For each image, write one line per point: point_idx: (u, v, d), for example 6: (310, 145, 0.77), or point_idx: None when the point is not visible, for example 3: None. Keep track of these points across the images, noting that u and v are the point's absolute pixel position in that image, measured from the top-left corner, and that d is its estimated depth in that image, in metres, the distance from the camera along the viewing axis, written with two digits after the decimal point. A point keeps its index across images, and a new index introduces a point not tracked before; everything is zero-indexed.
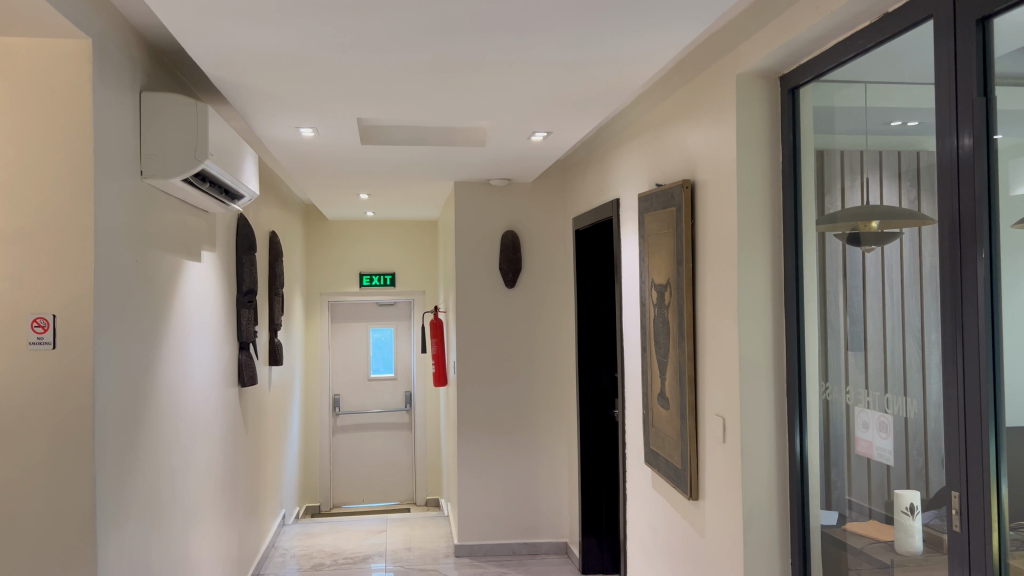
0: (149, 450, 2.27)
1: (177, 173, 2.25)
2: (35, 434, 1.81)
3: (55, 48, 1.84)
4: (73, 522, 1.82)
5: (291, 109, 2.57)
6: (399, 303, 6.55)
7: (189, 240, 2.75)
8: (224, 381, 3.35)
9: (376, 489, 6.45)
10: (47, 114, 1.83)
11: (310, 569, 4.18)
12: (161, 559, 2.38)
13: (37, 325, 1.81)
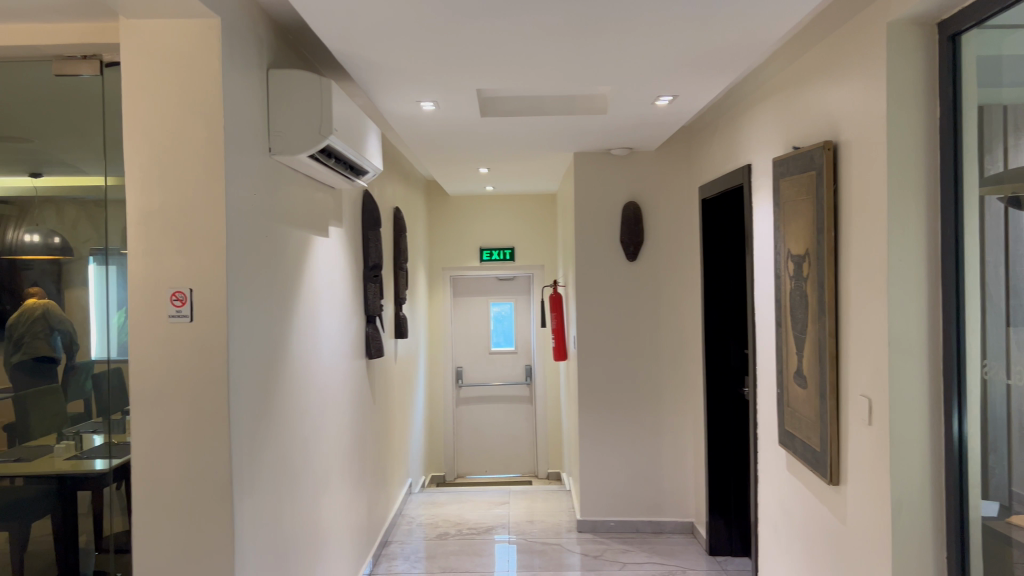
0: (282, 419, 2.33)
1: (304, 149, 2.28)
2: (176, 405, 1.89)
3: (183, 29, 1.88)
4: (212, 492, 1.89)
5: (411, 82, 2.55)
6: (519, 277, 6.54)
7: (316, 215, 2.80)
8: (352, 354, 3.44)
9: (499, 462, 6.52)
10: (178, 95, 1.88)
11: (436, 538, 4.27)
12: (294, 527, 2.45)
13: (175, 299, 1.88)
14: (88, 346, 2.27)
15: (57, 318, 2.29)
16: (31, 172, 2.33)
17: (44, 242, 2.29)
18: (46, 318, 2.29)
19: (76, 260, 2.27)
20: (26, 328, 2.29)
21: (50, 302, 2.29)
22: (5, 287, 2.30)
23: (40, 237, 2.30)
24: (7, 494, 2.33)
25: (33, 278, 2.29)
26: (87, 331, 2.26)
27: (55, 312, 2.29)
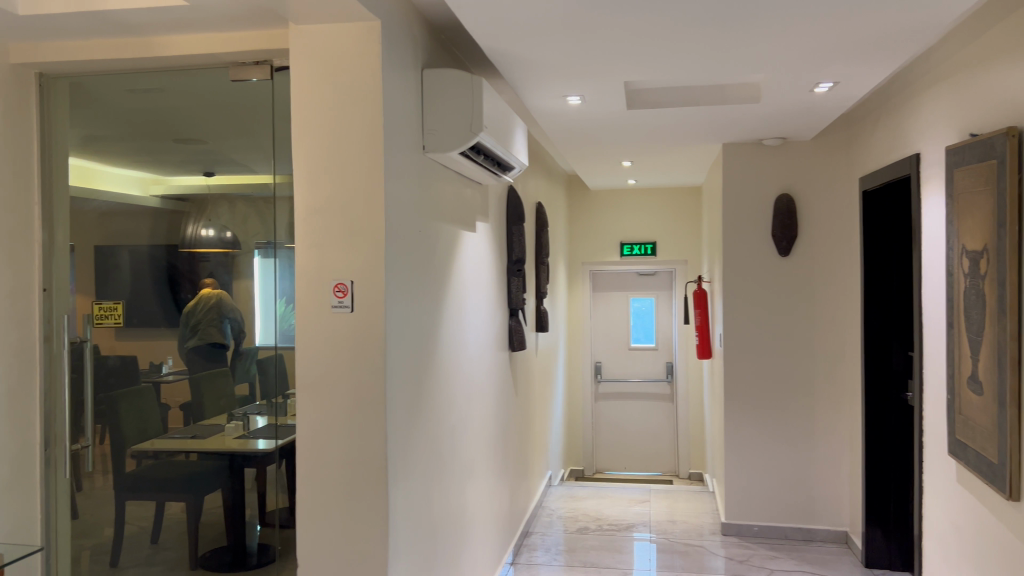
0: (432, 408, 2.41)
1: (456, 146, 2.33)
2: (337, 391, 1.99)
3: (347, 33, 1.97)
4: (369, 474, 1.98)
5: (560, 77, 2.56)
6: (661, 272, 6.43)
7: (465, 210, 2.87)
8: (497, 346, 3.50)
9: (639, 459, 6.45)
10: (342, 96, 1.98)
11: (576, 532, 4.28)
12: (442, 513, 2.52)
13: (337, 290, 1.98)
14: (256, 334, 2.43)
15: (228, 307, 2.46)
16: (205, 171, 2.50)
17: (218, 236, 2.47)
18: (219, 306, 2.47)
19: (244, 252, 2.44)
20: (202, 315, 2.48)
21: (222, 292, 2.46)
22: (185, 276, 2.50)
23: (214, 231, 2.47)
24: (181, 468, 2.51)
25: (209, 268, 2.47)
26: (252, 318, 2.43)
27: (226, 300, 2.46)
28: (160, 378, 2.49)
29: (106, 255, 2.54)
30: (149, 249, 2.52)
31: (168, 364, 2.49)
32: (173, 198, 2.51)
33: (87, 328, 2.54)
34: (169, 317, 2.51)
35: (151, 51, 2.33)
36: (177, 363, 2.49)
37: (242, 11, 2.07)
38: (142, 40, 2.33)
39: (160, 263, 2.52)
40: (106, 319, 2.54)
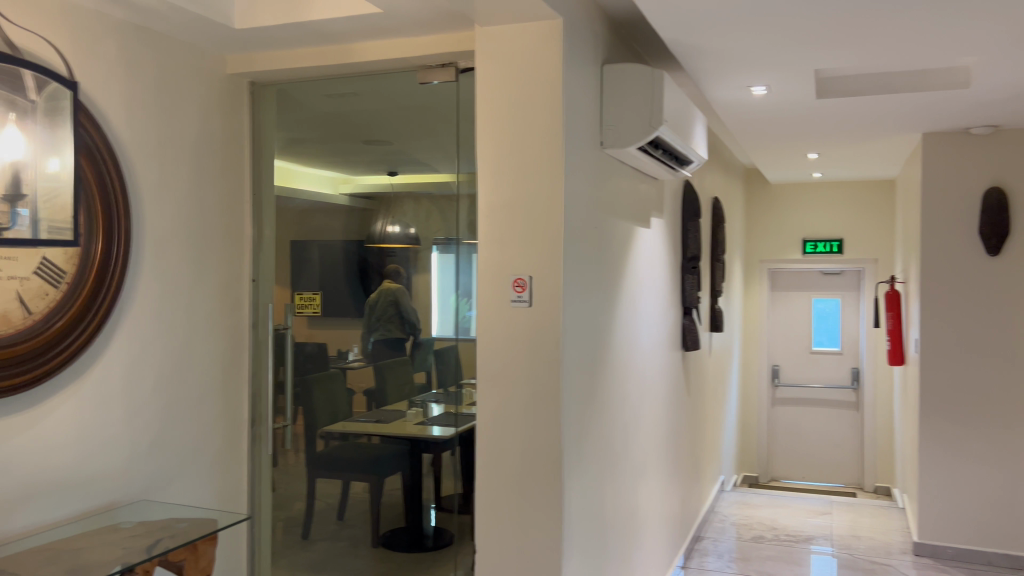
0: (605, 404, 2.40)
1: (635, 141, 2.31)
2: (515, 384, 2.04)
3: (531, 32, 2.00)
4: (544, 467, 2.01)
5: (745, 68, 2.47)
6: (848, 272, 6.06)
7: (641, 205, 2.84)
8: (670, 345, 3.44)
9: (819, 469, 6.12)
10: (525, 94, 2.02)
11: (750, 540, 4.13)
12: (614, 509, 2.51)
13: (516, 285, 2.03)
14: (437, 325, 2.53)
15: (404, 303, 2.61)
16: (388, 171, 2.64)
17: (402, 232, 2.61)
18: (397, 303, 2.62)
19: (423, 247, 2.56)
20: (381, 311, 2.65)
21: (400, 288, 2.62)
22: (373, 270, 2.66)
23: (400, 228, 2.61)
24: (365, 449, 2.67)
25: (395, 261, 2.62)
26: (428, 311, 2.55)
27: (403, 297, 2.61)
28: (346, 365, 2.69)
29: (300, 250, 2.75)
30: (342, 244, 2.71)
31: (354, 351, 2.69)
32: (361, 197, 2.68)
33: (289, 316, 2.76)
34: (359, 308, 2.69)
35: (349, 58, 2.49)
36: (362, 351, 2.68)
37: (432, 15, 2.17)
38: (340, 47, 2.49)
39: (351, 257, 2.70)
40: (305, 309, 2.75)
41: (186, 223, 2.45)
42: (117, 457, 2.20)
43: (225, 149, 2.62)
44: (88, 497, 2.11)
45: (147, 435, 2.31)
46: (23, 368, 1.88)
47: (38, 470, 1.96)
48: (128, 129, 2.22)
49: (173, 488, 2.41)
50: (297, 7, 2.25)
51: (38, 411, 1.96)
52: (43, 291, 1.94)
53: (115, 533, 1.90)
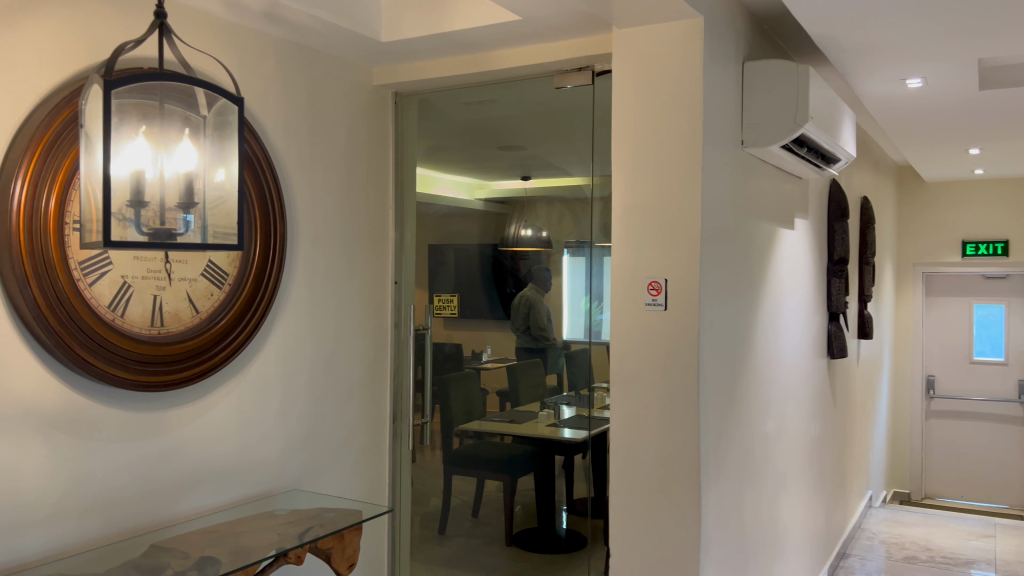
0: (745, 411, 2.33)
1: (778, 140, 2.23)
2: (652, 388, 2.02)
3: (670, 32, 1.98)
4: (680, 473, 1.98)
5: (899, 60, 2.34)
6: (1014, 276, 5.55)
7: (783, 207, 2.75)
8: (815, 352, 3.30)
9: (979, 488, 5.68)
10: (662, 95, 1.99)
11: (901, 560, 3.89)
12: (754, 520, 2.43)
13: (652, 288, 2.01)
14: (568, 327, 2.56)
15: (539, 307, 2.63)
16: (522, 176, 2.67)
17: (535, 236, 2.63)
18: (532, 307, 2.65)
19: (555, 251, 2.58)
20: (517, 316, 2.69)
21: (536, 293, 2.64)
22: (508, 273, 2.70)
23: (532, 231, 2.64)
24: (499, 449, 2.71)
25: (528, 265, 2.66)
26: (559, 311, 2.58)
27: (539, 302, 2.63)
28: (479, 365, 2.76)
29: (435, 253, 2.82)
30: (478, 247, 2.77)
31: (487, 352, 2.74)
32: (496, 202, 2.73)
33: (428, 316, 2.83)
34: (494, 310, 2.74)
35: (487, 65, 2.54)
36: (495, 352, 2.73)
37: (570, 19, 2.18)
38: (479, 55, 2.55)
39: (486, 260, 2.75)
40: (444, 310, 2.82)
41: (335, 228, 2.58)
42: (272, 448, 2.34)
43: (370, 157, 2.74)
44: (246, 484, 2.26)
45: (298, 429, 2.44)
46: (193, 362, 2.04)
47: (205, 457, 2.12)
48: (284, 140, 2.37)
49: (321, 479, 2.54)
50: (439, 18, 2.33)
51: (205, 402, 2.12)
52: (209, 291, 2.10)
53: (271, 520, 2.02)
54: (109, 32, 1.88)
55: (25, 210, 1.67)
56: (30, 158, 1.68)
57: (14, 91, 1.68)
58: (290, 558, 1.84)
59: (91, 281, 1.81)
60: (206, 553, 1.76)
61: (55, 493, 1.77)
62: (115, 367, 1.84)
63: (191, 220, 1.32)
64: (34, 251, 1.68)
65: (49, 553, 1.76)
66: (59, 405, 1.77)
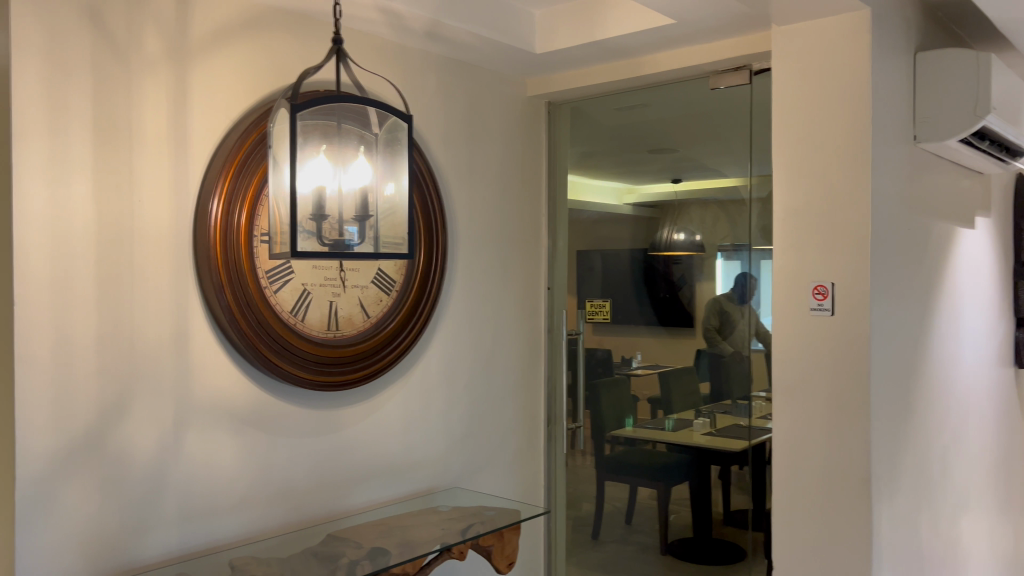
0: (921, 424, 2.19)
1: (956, 133, 2.09)
2: (817, 396, 1.94)
3: (834, 26, 1.90)
4: (850, 486, 1.89)
5: None
6: None
7: (963, 204, 2.56)
8: (1000, 361, 3.05)
9: None
10: (826, 91, 1.92)
11: None
12: (932, 539, 2.28)
13: (817, 293, 1.93)
14: (738, 334, 2.45)
15: (732, 319, 2.47)
16: (673, 179, 2.63)
17: (688, 240, 2.59)
18: (723, 316, 2.49)
19: (707, 255, 2.54)
20: (707, 317, 2.54)
21: (732, 303, 2.47)
22: (660, 277, 2.68)
23: (685, 235, 2.60)
24: (652, 456, 2.69)
25: (681, 270, 2.62)
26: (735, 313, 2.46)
27: (732, 314, 2.47)
28: (630, 371, 2.74)
29: (584, 258, 2.85)
30: (630, 252, 2.76)
31: (637, 359, 2.73)
32: (645, 206, 2.70)
33: (580, 322, 2.86)
34: (646, 315, 2.72)
35: (640, 71, 2.54)
36: (646, 358, 2.71)
37: (727, 19, 2.15)
38: (632, 60, 2.55)
39: (638, 265, 2.74)
40: (596, 315, 2.84)
41: (493, 236, 2.67)
42: (435, 448, 2.45)
43: (524, 166, 2.81)
44: (411, 481, 2.37)
45: (459, 429, 2.54)
46: (364, 364, 2.17)
47: (374, 454, 2.25)
48: (445, 153, 2.48)
49: (480, 478, 2.62)
50: (593, 26, 2.35)
51: (374, 402, 2.25)
52: (379, 298, 2.23)
53: (435, 515, 2.12)
54: (290, 57, 2.04)
55: (221, 225, 1.85)
56: (224, 178, 1.85)
57: (213, 117, 1.87)
58: (453, 553, 1.92)
59: (276, 289, 1.97)
60: (376, 544, 1.87)
61: (245, 482, 1.94)
62: (296, 367, 1.99)
63: (357, 232, 1.40)
64: (228, 262, 1.85)
65: (240, 537, 1.93)
66: (248, 402, 1.94)
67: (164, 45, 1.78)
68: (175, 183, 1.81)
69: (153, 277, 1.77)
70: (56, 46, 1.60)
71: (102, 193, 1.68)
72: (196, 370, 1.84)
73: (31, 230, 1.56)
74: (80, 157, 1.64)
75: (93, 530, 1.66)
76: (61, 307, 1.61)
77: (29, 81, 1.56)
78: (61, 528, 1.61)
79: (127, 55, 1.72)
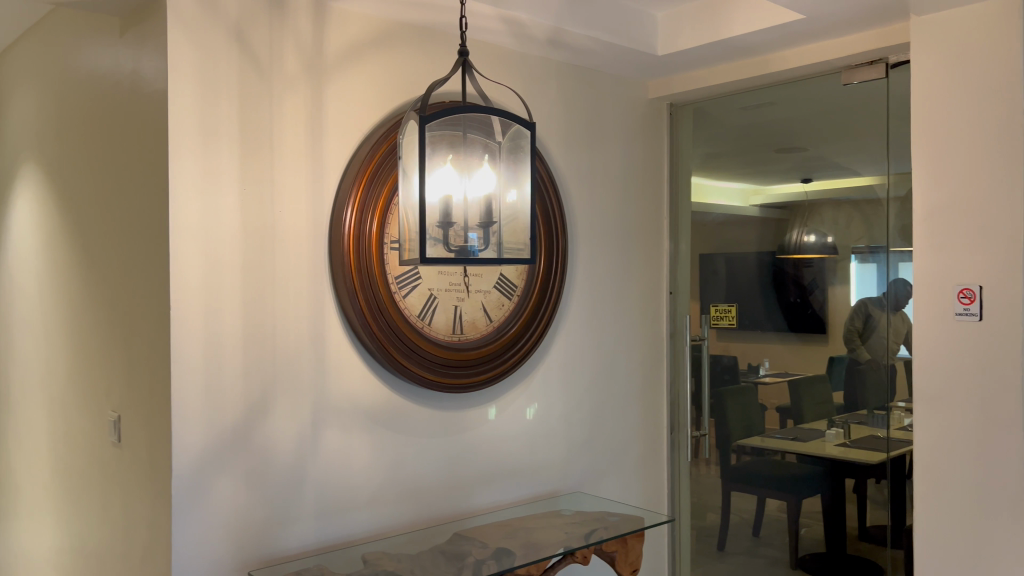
0: None
1: None
2: (963, 407, 1.83)
3: (980, 13, 1.79)
4: (1002, 504, 1.77)
5: None
6: None
7: None
8: None
9: None
10: (972, 83, 1.80)
11: None
12: None
13: (963, 297, 1.82)
14: (879, 339, 2.34)
15: (874, 324, 2.36)
16: (803, 178, 2.53)
17: (819, 241, 2.49)
18: (865, 321, 2.38)
19: (840, 258, 2.44)
20: (849, 321, 2.42)
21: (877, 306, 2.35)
22: (790, 281, 2.57)
23: (816, 237, 2.50)
24: (782, 467, 2.60)
25: (812, 273, 2.51)
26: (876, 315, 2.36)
27: (875, 318, 2.36)
28: (757, 379, 2.66)
29: (707, 262, 2.78)
30: (757, 255, 2.66)
31: (765, 366, 2.64)
32: (773, 207, 2.61)
33: (704, 327, 2.79)
34: (775, 320, 2.61)
35: (766, 69, 2.47)
36: (774, 366, 2.62)
37: (860, 12, 2.06)
38: (758, 59, 2.49)
39: (767, 268, 2.63)
40: (722, 320, 2.76)
41: (614, 240, 2.66)
42: (557, 451, 2.46)
43: (646, 169, 2.79)
44: (534, 484, 2.40)
45: (581, 433, 2.54)
46: (488, 367, 2.21)
47: (498, 456, 2.29)
48: (566, 159, 2.49)
49: (602, 483, 2.62)
50: (717, 26, 2.31)
51: (497, 406, 2.29)
52: (501, 302, 2.27)
53: (558, 518, 2.13)
54: (417, 70, 2.11)
55: (353, 234, 1.93)
56: (356, 188, 1.93)
57: (346, 130, 1.97)
58: (577, 557, 1.92)
59: (405, 293, 2.04)
60: (502, 544, 1.91)
61: (376, 480, 2.02)
62: (423, 370, 2.05)
63: (475, 239, 1.42)
64: (360, 268, 1.93)
65: (372, 533, 2.01)
66: (379, 403, 2.02)
67: (301, 63, 1.89)
68: (311, 194, 1.91)
69: (292, 283, 1.87)
70: (206, 68, 1.73)
71: (247, 205, 1.80)
72: (331, 372, 1.94)
73: (185, 240, 1.69)
74: (228, 171, 1.76)
75: (239, 521, 1.77)
76: (211, 310, 1.73)
77: (184, 101, 1.69)
78: (211, 516, 1.73)
79: (269, 74, 1.83)
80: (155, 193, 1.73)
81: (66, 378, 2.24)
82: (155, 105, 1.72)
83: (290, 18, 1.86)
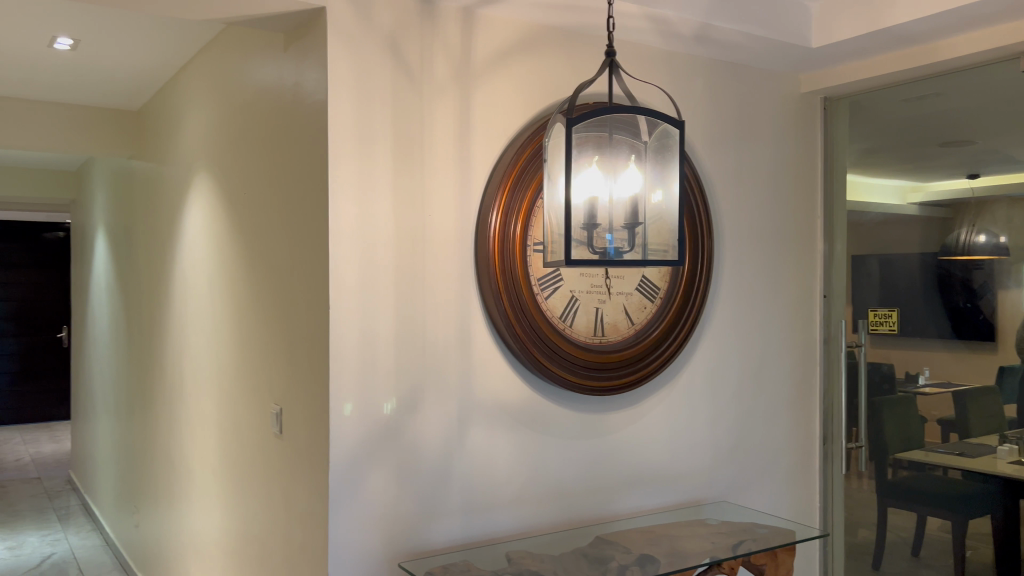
0: None
1: None
2: None
3: None
4: None
5: None
6: None
7: None
8: None
9: None
10: None
11: None
12: None
13: None
14: None
15: None
16: (969, 174, 2.37)
17: (991, 242, 2.30)
18: None
19: (1015, 260, 2.25)
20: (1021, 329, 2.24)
21: None
22: (958, 285, 2.38)
23: (988, 237, 2.31)
24: (945, 484, 2.43)
25: (982, 277, 2.33)
26: None
27: None
28: (917, 389, 2.49)
29: (861, 264, 2.63)
30: (920, 256, 2.47)
31: (925, 375, 2.47)
32: (936, 205, 2.43)
33: (862, 333, 2.63)
34: (940, 325, 2.43)
35: (931, 58, 2.31)
36: (935, 375, 2.45)
37: None
38: (922, 48, 2.33)
39: (930, 270, 2.45)
40: (881, 326, 2.59)
41: (763, 241, 2.56)
42: (701, 458, 2.40)
43: (798, 167, 2.66)
44: (677, 491, 2.35)
45: (727, 441, 2.47)
46: (631, 371, 2.18)
47: (640, 461, 2.26)
48: (712, 158, 2.43)
49: (749, 494, 2.52)
50: (877, 15, 2.18)
51: (640, 410, 2.26)
52: (643, 304, 2.24)
53: (704, 528, 2.07)
54: (562, 73, 2.12)
55: (498, 236, 1.95)
56: (502, 191, 1.96)
57: (491, 134, 2.00)
58: (723, 568, 1.87)
59: (547, 295, 2.06)
60: (645, 551, 1.88)
61: (520, 479, 2.04)
62: (566, 371, 2.05)
63: (613, 241, 1.40)
64: (505, 270, 1.96)
65: (516, 533, 2.03)
66: (522, 404, 2.05)
67: (450, 70, 1.94)
68: (459, 197, 1.95)
69: (440, 285, 1.92)
70: (361, 79, 1.80)
71: (399, 209, 1.86)
72: (476, 372, 1.98)
73: (342, 242, 1.78)
74: (381, 176, 1.83)
75: (389, 513, 1.84)
76: (365, 311, 1.80)
77: (341, 111, 1.77)
78: (363, 507, 1.80)
79: (419, 81, 1.89)
80: (315, 199, 1.82)
81: (233, 372, 2.41)
82: (315, 117, 1.81)
83: (437, 28, 1.92)
